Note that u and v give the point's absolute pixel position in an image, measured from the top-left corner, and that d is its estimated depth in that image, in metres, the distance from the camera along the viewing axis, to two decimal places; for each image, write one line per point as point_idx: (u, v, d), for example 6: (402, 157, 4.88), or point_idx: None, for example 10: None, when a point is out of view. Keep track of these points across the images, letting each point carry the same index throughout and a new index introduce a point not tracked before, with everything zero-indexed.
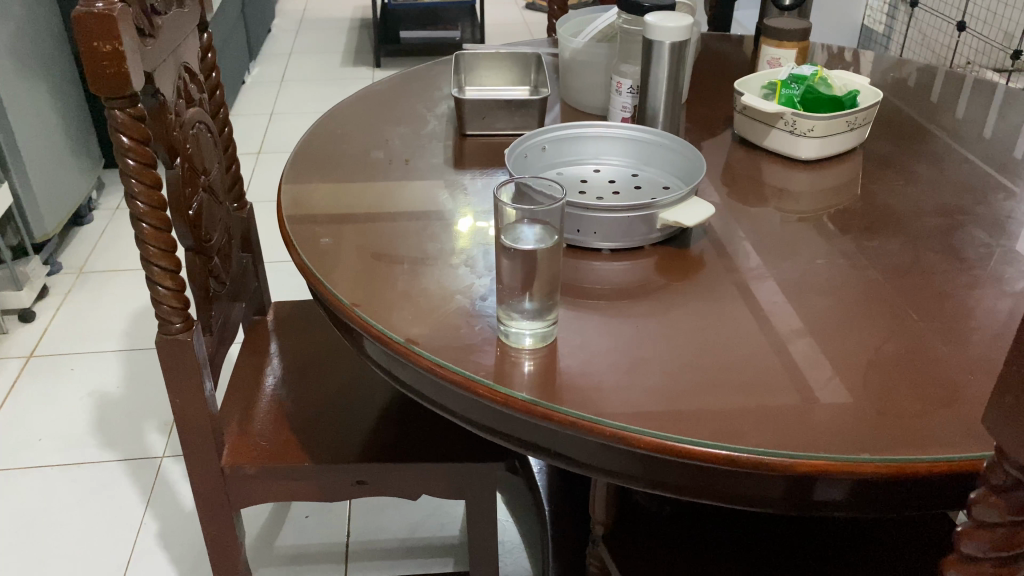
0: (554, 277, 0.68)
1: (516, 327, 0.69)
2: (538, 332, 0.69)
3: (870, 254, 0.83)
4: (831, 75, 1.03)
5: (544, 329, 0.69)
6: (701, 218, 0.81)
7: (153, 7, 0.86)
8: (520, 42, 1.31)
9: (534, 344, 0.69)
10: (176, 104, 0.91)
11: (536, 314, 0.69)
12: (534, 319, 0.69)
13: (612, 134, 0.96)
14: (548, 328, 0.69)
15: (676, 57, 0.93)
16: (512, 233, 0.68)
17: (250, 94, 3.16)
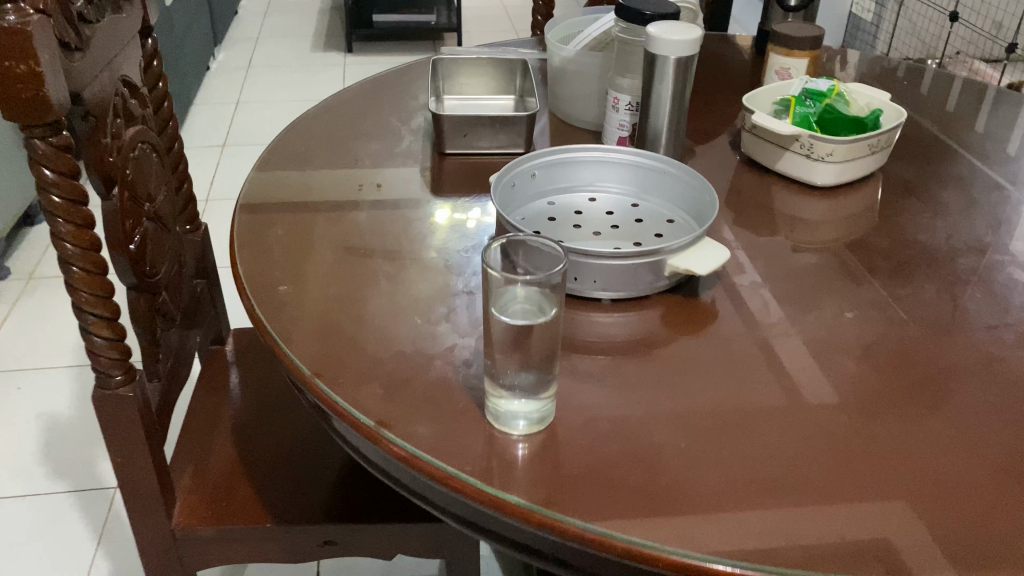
0: (551, 352, 0.57)
1: (507, 409, 0.59)
2: (534, 415, 0.59)
3: (903, 303, 0.73)
4: (848, 91, 0.94)
5: (541, 411, 0.59)
6: (714, 265, 0.71)
7: (82, 15, 0.74)
8: (499, 44, 1.19)
9: (528, 428, 0.59)
10: (113, 124, 0.80)
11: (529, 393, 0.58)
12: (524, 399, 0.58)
13: (609, 159, 0.86)
14: (546, 409, 0.59)
15: (683, 74, 0.83)
16: (503, 299, 0.57)
17: (215, 81, 3.01)
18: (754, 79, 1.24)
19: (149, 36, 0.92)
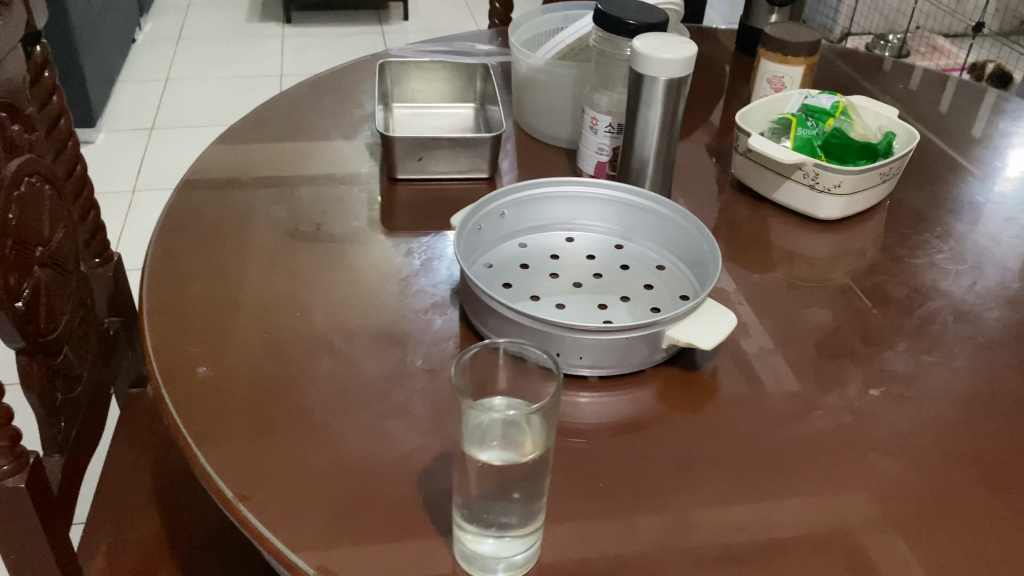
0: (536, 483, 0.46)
1: (478, 552, 0.47)
2: (512, 561, 0.47)
3: (932, 374, 0.64)
4: (852, 109, 0.83)
5: (520, 555, 0.48)
6: (720, 336, 0.60)
7: None
8: (457, 46, 1.06)
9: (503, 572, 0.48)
10: None
11: (510, 528, 0.46)
12: (504, 538, 0.46)
13: (588, 194, 0.74)
14: (527, 552, 0.48)
15: (674, 96, 0.71)
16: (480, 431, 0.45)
17: (142, 55, 2.80)
18: (735, 81, 1.13)
19: (38, 43, 0.77)
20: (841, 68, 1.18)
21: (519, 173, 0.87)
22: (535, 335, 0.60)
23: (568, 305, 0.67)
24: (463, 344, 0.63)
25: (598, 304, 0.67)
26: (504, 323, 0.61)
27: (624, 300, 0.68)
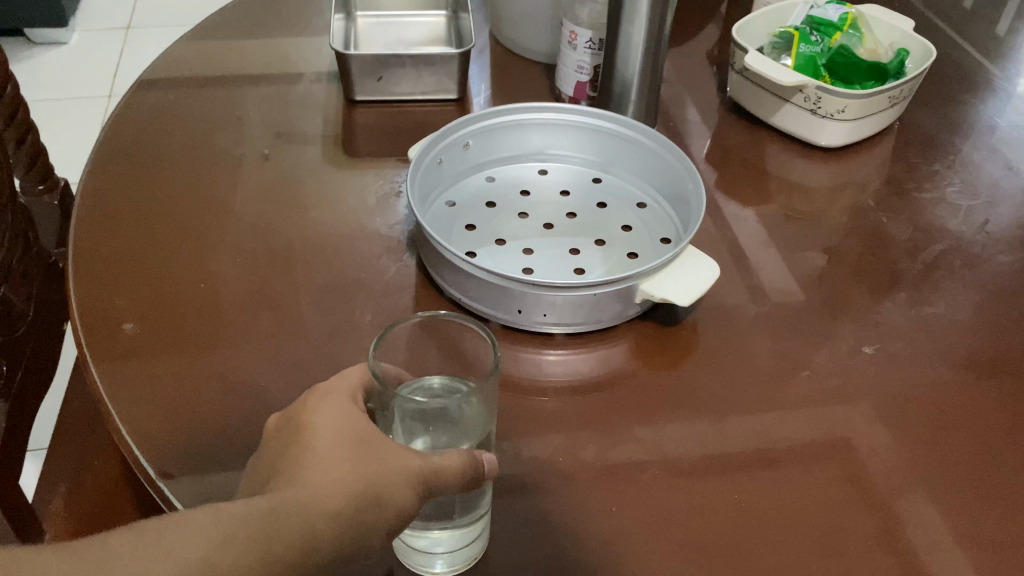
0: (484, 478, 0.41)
1: (415, 542, 0.42)
2: (454, 556, 0.43)
3: (933, 327, 0.58)
4: (862, 23, 0.75)
5: (465, 552, 0.43)
6: (700, 291, 0.54)
7: None
8: None
9: (444, 566, 0.43)
10: None
11: (457, 516, 0.42)
12: (446, 526, 0.42)
13: (565, 123, 0.67)
14: (472, 549, 0.43)
15: (659, 10, 0.63)
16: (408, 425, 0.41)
17: None
18: None
19: None
20: None
21: (493, 92, 0.79)
22: (494, 290, 0.54)
23: (537, 250, 0.61)
24: (418, 302, 0.59)
25: (569, 248, 0.61)
26: (462, 277, 0.55)
27: (599, 244, 0.62)
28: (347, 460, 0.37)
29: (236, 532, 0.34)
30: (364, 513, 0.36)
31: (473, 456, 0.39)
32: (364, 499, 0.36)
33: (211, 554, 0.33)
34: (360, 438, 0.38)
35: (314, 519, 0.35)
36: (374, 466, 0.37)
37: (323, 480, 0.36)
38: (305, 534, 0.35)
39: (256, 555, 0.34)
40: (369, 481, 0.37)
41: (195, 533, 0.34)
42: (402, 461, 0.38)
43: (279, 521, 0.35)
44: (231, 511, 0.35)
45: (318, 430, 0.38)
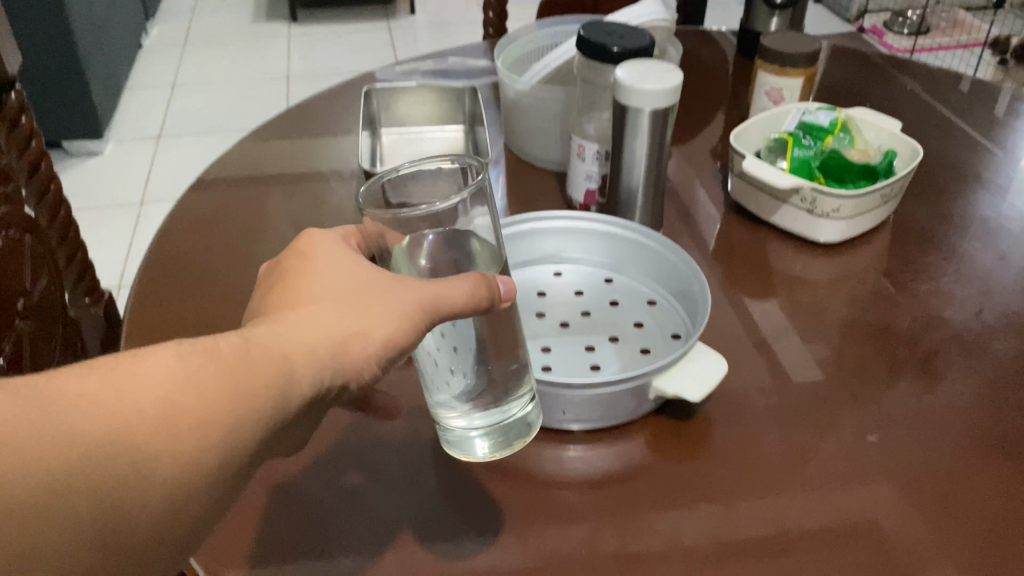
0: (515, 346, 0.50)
1: (464, 427, 0.51)
2: (498, 437, 0.52)
3: (934, 413, 0.61)
4: (852, 126, 0.81)
5: (506, 434, 0.52)
6: (709, 386, 0.57)
7: None
8: (449, 76, 1.05)
9: (488, 450, 0.52)
10: None
11: (506, 401, 0.51)
12: (495, 409, 0.51)
13: (577, 228, 0.72)
14: (513, 431, 0.52)
15: (659, 125, 0.68)
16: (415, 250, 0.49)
17: (147, 62, 2.79)
18: (736, 88, 1.10)
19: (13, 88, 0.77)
20: (850, 67, 1.14)
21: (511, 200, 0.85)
22: None
23: (555, 348, 0.65)
24: None
25: (585, 346, 0.65)
26: None
27: (613, 341, 0.66)
28: (326, 311, 0.43)
29: (201, 376, 0.37)
30: (332, 365, 0.42)
31: (483, 278, 0.45)
32: (334, 356, 0.42)
33: (177, 394, 0.36)
34: (337, 298, 0.44)
35: (286, 369, 0.40)
36: (356, 312, 0.43)
37: (288, 336, 0.41)
38: (275, 378, 0.39)
39: (225, 395, 0.37)
40: (350, 324, 0.43)
41: (158, 370, 0.36)
42: (392, 302, 0.44)
43: (257, 357, 0.39)
44: (199, 355, 0.38)
45: (296, 292, 0.45)
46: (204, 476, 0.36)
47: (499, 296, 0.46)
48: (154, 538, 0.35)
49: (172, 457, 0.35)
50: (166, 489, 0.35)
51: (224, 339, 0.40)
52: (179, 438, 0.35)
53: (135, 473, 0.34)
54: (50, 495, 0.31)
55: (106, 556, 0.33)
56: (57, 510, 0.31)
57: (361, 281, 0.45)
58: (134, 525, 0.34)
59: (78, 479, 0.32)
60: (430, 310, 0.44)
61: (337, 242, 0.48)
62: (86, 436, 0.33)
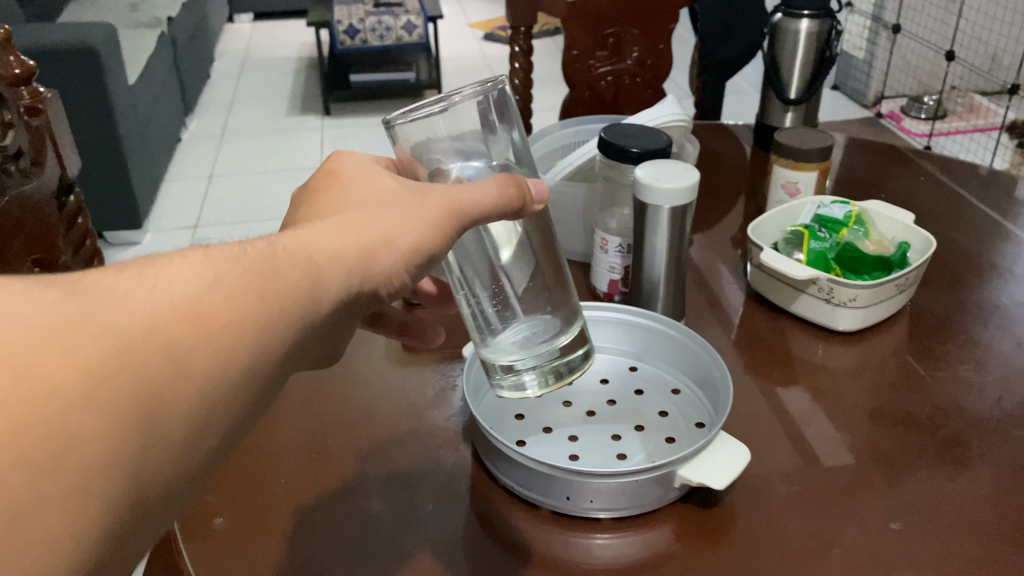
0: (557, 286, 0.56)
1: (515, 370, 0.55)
2: (548, 374, 0.56)
3: (956, 502, 0.62)
4: (866, 216, 0.84)
5: (556, 371, 0.56)
6: (734, 474, 0.59)
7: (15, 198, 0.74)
8: None
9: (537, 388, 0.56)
10: None
11: (555, 341, 0.55)
12: (544, 348, 0.55)
13: (600, 318, 0.75)
14: (562, 368, 0.56)
15: (678, 220, 0.72)
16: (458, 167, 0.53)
17: (186, 155, 2.91)
18: (754, 178, 1.14)
19: (71, 193, 0.89)
20: (865, 158, 1.18)
21: None
22: (545, 478, 0.60)
23: (582, 436, 0.67)
24: (475, 489, 0.64)
25: (611, 434, 0.67)
26: (515, 467, 0.61)
27: (638, 429, 0.68)
28: (356, 216, 0.45)
29: (228, 277, 0.38)
30: (360, 269, 0.43)
31: (513, 179, 0.48)
32: (362, 265, 0.43)
33: (204, 293, 0.36)
34: (363, 208, 0.46)
35: (314, 273, 0.41)
36: (381, 223, 0.45)
37: (313, 238, 0.42)
38: (303, 277, 0.40)
39: (253, 294, 0.38)
40: (375, 231, 0.44)
41: (186, 271, 0.37)
42: (416, 211, 0.46)
43: (283, 261, 0.40)
44: (222, 258, 0.39)
45: (327, 206, 0.47)
46: (237, 374, 0.37)
47: (529, 198, 0.50)
48: (194, 433, 0.36)
49: (203, 352, 0.35)
50: (201, 383, 0.35)
51: (248, 245, 0.40)
52: (209, 333, 0.36)
53: (171, 365, 0.34)
54: (97, 385, 0.32)
55: (152, 445, 0.34)
56: (104, 399, 0.32)
57: (388, 190, 0.47)
58: (174, 417, 0.35)
59: (119, 366, 0.33)
60: (459, 215, 0.47)
61: (365, 163, 0.51)
62: (120, 328, 0.33)
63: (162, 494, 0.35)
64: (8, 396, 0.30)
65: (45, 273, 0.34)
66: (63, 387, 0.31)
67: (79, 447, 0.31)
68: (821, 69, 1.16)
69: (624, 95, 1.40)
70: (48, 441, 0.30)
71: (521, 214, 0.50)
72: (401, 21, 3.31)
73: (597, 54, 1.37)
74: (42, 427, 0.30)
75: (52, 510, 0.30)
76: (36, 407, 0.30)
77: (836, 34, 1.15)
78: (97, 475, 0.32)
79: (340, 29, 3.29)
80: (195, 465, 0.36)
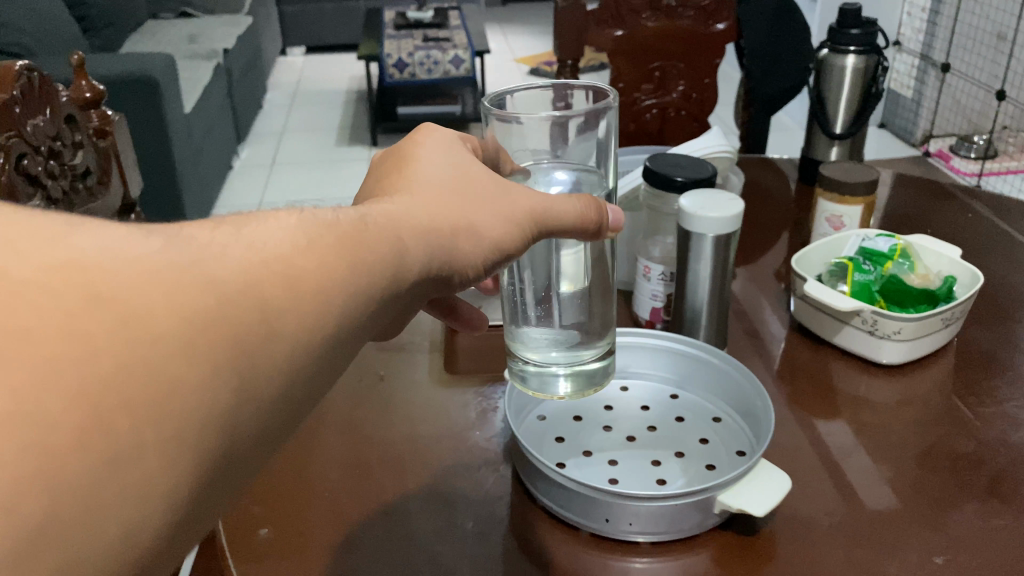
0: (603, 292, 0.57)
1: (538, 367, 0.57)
2: (572, 380, 0.57)
3: (1003, 538, 0.61)
4: (912, 250, 0.84)
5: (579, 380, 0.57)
6: (774, 501, 0.59)
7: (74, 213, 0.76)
8: None
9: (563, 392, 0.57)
10: None
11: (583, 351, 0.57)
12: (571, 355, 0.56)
13: (639, 343, 0.76)
14: (586, 376, 0.57)
15: (721, 249, 0.73)
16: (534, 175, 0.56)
17: (237, 182, 2.99)
18: (798, 212, 1.14)
19: (132, 212, 0.92)
20: (912, 195, 1.17)
21: None
22: (584, 500, 0.60)
23: (622, 461, 0.67)
24: (514, 509, 0.65)
25: (651, 459, 0.67)
26: (554, 486, 0.62)
27: (678, 456, 0.68)
28: (434, 198, 0.47)
29: (320, 243, 0.39)
30: (438, 248, 0.46)
31: (593, 201, 0.52)
32: (441, 247, 0.46)
33: (298, 255, 0.38)
34: (442, 186, 0.48)
35: (397, 248, 0.43)
36: (464, 211, 0.48)
37: (400, 217, 0.45)
38: (389, 252, 0.42)
39: (342, 262, 0.40)
40: (459, 219, 0.47)
41: (281, 235, 0.38)
42: (499, 207, 0.49)
43: (369, 233, 0.42)
44: (314, 224, 0.40)
45: (400, 180, 0.49)
46: (325, 337, 0.38)
47: (606, 224, 0.53)
48: (282, 392, 0.36)
49: (294, 313, 0.37)
50: (291, 344, 0.36)
51: (339, 213, 0.42)
52: (300, 295, 0.37)
53: (265, 320, 0.35)
54: (196, 332, 0.33)
55: (244, 400, 0.34)
56: (203, 347, 0.33)
57: (464, 177, 0.49)
58: (264, 374, 0.35)
59: (217, 315, 0.34)
60: (540, 218, 0.50)
61: (445, 137, 0.53)
62: (219, 278, 0.34)
63: (248, 450, 0.36)
64: (113, 335, 0.31)
65: (147, 224, 0.35)
66: (166, 328, 0.32)
67: (176, 392, 0.32)
68: (867, 104, 1.17)
69: (669, 128, 1.42)
70: (147, 380, 0.31)
71: (597, 237, 0.53)
72: (450, 55, 3.37)
73: (643, 87, 1.39)
74: (145, 367, 0.31)
75: (149, 455, 0.31)
76: (138, 349, 0.31)
77: (883, 70, 1.15)
78: (191, 422, 0.32)
79: (390, 62, 3.36)
80: (277, 426, 0.37)
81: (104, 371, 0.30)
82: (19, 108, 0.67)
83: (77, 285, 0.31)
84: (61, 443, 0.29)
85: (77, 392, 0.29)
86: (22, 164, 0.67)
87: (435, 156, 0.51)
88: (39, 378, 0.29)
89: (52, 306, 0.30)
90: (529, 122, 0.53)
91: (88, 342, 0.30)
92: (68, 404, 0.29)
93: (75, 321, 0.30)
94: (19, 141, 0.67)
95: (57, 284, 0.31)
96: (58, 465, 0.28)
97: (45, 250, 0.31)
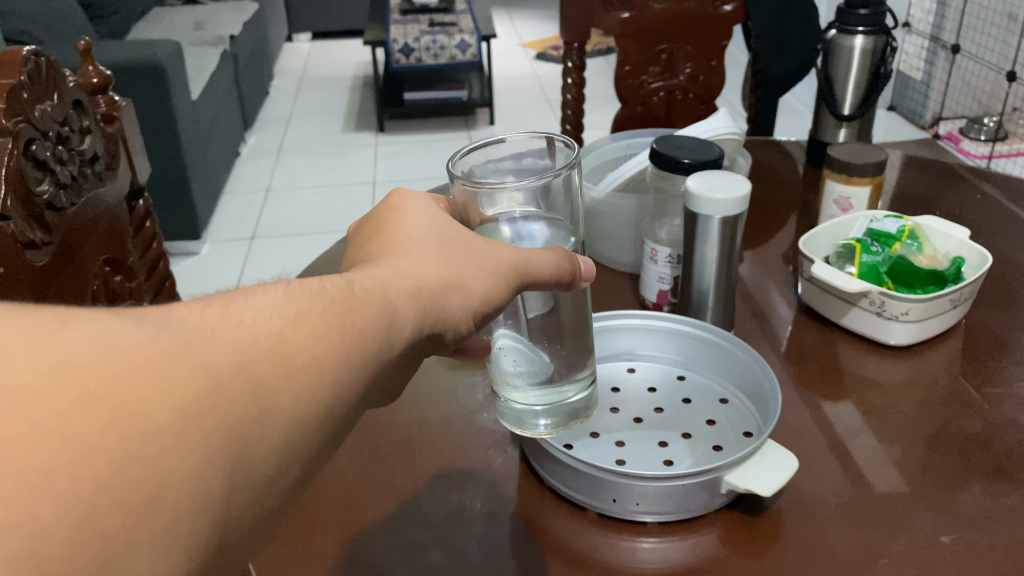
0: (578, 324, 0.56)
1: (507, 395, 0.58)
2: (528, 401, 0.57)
3: (1010, 518, 0.61)
4: (921, 232, 0.84)
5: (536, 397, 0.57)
6: (782, 479, 0.59)
7: (81, 199, 0.77)
8: None
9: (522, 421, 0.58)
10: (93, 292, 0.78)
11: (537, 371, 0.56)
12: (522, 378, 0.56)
13: (649, 325, 0.76)
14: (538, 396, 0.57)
15: (727, 233, 0.73)
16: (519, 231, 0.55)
17: (244, 168, 2.99)
18: (806, 195, 1.14)
19: (141, 196, 0.92)
20: (920, 176, 1.17)
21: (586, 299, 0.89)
22: (591, 480, 0.61)
23: (629, 442, 0.68)
24: (522, 493, 0.65)
25: (659, 441, 0.68)
26: (565, 473, 0.62)
27: (686, 437, 0.68)
28: (427, 261, 0.47)
29: (309, 314, 0.40)
30: (431, 307, 0.46)
31: (566, 254, 0.52)
32: (434, 304, 0.46)
33: (287, 330, 0.38)
34: (423, 247, 0.48)
35: (389, 309, 0.43)
36: (453, 263, 0.48)
37: (389, 278, 0.45)
38: (379, 316, 0.43)
39: (333, 332, 0.40)
40: (448, 275, 0.47)
41: (269, 312, 0.39)
42: (488, 261, 0.49)
43: (360, 294, 0.43)
44: (303, 295, 0.41)
45: (385, 244, 0.49)
46: (317, 407, 0.38)
47: (579, 275, 0.53)
48: (276, 469, 0.36)
49: (287, 390, 0.37)
50: (286, 422, 0.36)
51: (327, 282, 0.43)
52: (293, 371, 0.37)
53: (258, 402, 0.36)
54: (190, 422, 0.32)
55: (238, 485, 0.34)
56: (198, 436, 0.32)
57: (445, 234, 0.49)
58: (259, 457, 0.35)
59: (210, 404, 0.34)
60: (521, 270, 0.50)
61: (422, 200, 0.52)
62: (212, 367, 0.35)
63: (244, 534, 0.35)
64: (107, 431, 0.30)
65: (134, 313, 0.35)
66: (161, 419, 0.32)
67: (172, 483, 0.31)
68: (875, 83, 1.16)
69: (677, 111, 1.41)
70: (144, 473, 0.30)
71: (569, 287, 0.53)
72: (456, 40, 3.36)
73: (650, 69, 1.38)
74: (143, 463, 0.31)
75: (140, 554, 0.30)
76: (133, 442, 0.31)
77: (891, 50, 1.14)
78: (186, 514, 0.32)
79: (396, 47, 3.34)
80: (285, 475, 0.37)
81: (98, 470, 0.29)
82: (26, 93, 0.67)
83: (71, 383, 0.30)
84: (55, 544, 0.28)
85: (70, 494, 0.28)
86: (31, 149, 0.67)
87: (416, 217, 0.50)
88: (36, 481, 0.28)
89: (43, 409, 0.29)
90: (517, 187, 0.53)
91: (80, 442, 0.29)
92: (64, 507, 0.28)
93: (69, 421, 0.29)
94: (28, 127, 0.67)
95: (52, 383, 0.30)
96: (55, 565, 0.27)
97: (35, 347, 0.31)
